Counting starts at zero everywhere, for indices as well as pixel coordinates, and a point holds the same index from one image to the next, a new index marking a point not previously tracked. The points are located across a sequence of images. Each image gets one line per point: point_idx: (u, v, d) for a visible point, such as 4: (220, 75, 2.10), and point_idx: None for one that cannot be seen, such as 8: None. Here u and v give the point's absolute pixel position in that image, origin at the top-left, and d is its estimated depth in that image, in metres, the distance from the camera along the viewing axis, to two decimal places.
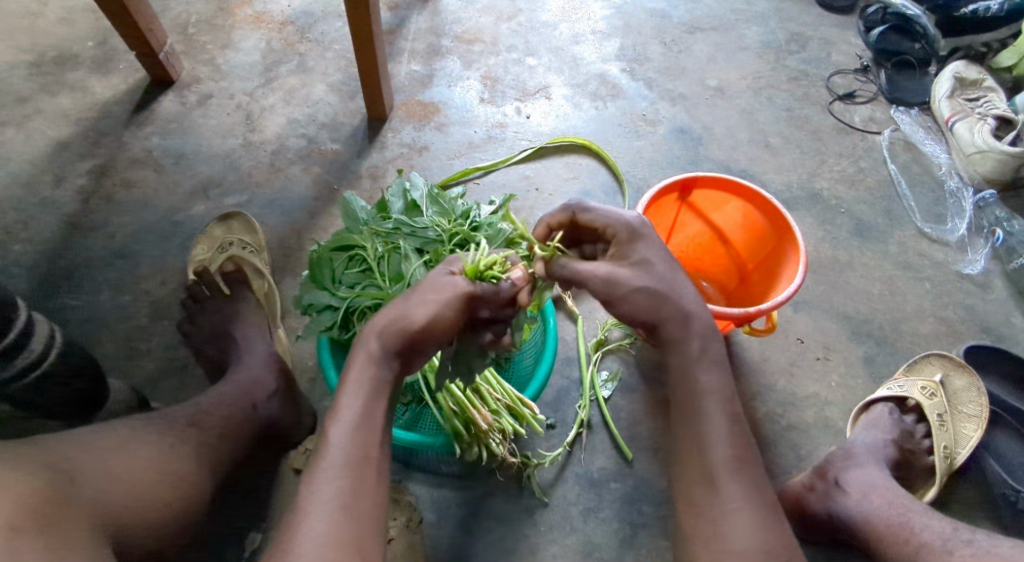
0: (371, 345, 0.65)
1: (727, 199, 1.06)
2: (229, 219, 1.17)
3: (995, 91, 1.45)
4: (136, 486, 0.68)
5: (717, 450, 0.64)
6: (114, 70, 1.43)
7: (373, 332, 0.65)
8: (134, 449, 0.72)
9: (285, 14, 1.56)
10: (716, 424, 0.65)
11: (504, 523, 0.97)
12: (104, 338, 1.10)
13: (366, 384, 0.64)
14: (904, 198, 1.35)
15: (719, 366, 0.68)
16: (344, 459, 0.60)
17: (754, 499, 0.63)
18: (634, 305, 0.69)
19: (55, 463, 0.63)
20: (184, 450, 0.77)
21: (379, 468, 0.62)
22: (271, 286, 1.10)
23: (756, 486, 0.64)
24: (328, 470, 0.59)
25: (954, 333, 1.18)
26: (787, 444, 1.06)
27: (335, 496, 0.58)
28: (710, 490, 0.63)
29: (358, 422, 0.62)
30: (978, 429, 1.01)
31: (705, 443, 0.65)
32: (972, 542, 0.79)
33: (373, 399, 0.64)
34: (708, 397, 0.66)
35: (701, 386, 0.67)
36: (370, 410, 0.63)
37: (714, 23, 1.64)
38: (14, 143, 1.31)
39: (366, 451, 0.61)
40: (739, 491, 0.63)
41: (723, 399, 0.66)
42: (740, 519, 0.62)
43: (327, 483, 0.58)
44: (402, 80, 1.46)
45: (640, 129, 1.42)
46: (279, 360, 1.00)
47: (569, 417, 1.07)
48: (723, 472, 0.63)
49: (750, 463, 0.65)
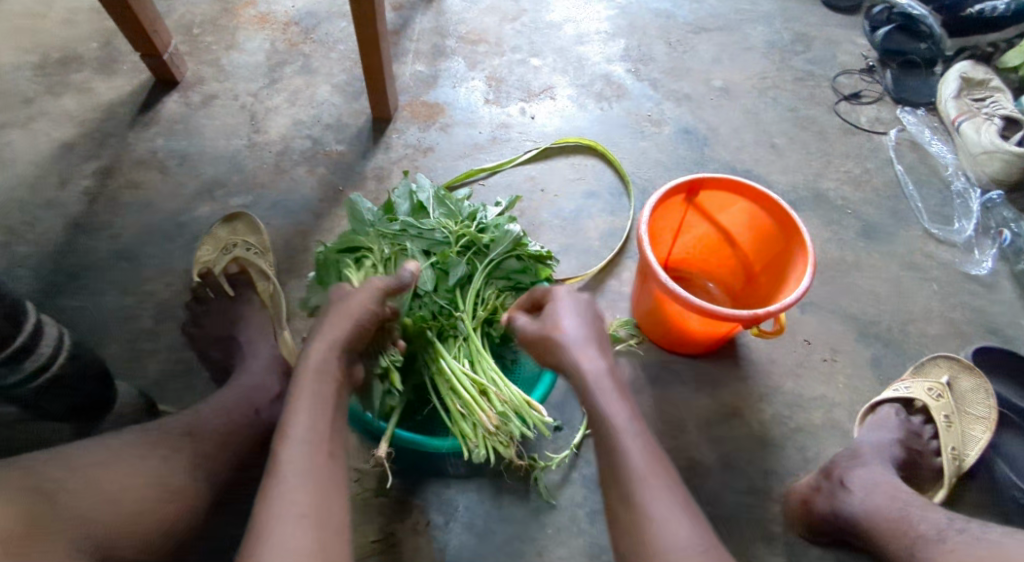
0: (309, 367, 0.72)
1: (733, 200, 1.05)
2: (234, 220, 1.16)
3: (1001, 91, 1.44)
4: (127, 503, 0.68)
5: (632, 465, 0.67)
6: (119, 70, 1.43)
7: (310, 351, 0.74)
8: (125, 461, 0.71)
9: (290, 14, 1.56)
10: (625, 442, 0.68)
11: (511, 525, 0.96)
12: (109, 339, 1.10)
13: (308, 397, 0.69)
14: (910, 199, 1.35)
15: (621, 394, 0.73)
16: (295, 465, 0.63)
17: (676, 506, 0.64)
18: (546, 349, 0.80)
19: (34, 482, 0.63)
20: (179, 462, 0.76)
21: (333, 474, 0.64)
22: (276, 287, 1.11)
23: (678, 495, 0.65)
24: (282, 482, 0.61)
25: (961, 335, 1.18)
26: (794, 445, 1.06)
27: (293, 503, 0.59)
28: (630, 505, 0.65)
29: (305, 434, 0.65)
30: (987, 431, 1.00)
31: (619, 463, 0.68)
32: (965, 531, 0.76)
33: (319, 410, 0.68)
34: (614, 421, 0.70)
35: (606, 412, 0.71)
36: (315, 421, 0.67)
37: (719, 23, 1.64)
38: (19, 144, 1.31)
39: (316, 456, 0.64)
40: (661, 499, 0.65)
41: (630, 421, 0.70)
42: (669, 524, 0.63)
43: (285, 490, 0.60)
44: (407, 81, 1.45)
45: (645, 130, 1.42)
46: (284, 362, 0.99)
47: (576, 418, 1.06)
48: (637, 483, 0.65)
49: (666, 475, 0.67)
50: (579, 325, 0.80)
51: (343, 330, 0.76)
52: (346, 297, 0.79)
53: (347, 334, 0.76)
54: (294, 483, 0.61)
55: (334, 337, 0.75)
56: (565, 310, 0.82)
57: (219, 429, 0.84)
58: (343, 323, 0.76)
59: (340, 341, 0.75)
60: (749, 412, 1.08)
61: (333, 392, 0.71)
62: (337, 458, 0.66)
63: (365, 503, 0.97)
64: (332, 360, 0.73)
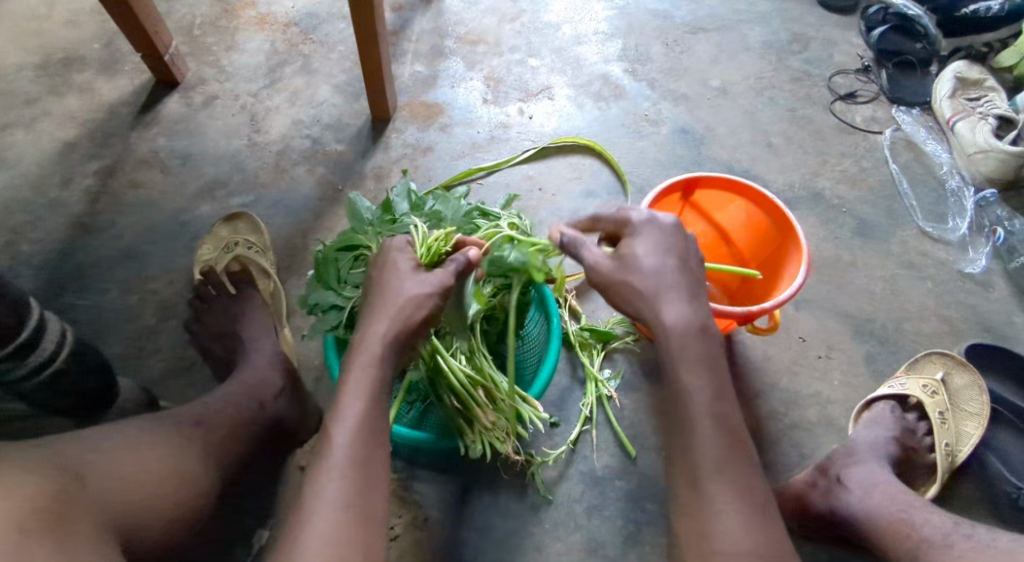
0: (376, 348, 0.70)
1: (730, 199, 1.07)
2: (235, 219, 1.18)
3: (996, 91, 1.45)
4: (146, 486, 0.69)
5: (704, 451, 0.66)
6: (120, 71, 1.44)
7: (369, 330, 0.71)
8: (141, 448, 0.72)
9: (289, 16, 1.57)
10: (701, 423, 0.68)
11: (509, 521, 0.98)
12: (112, 337, 1.11)
13: (362, 385, 0.68)
14: (905, 197, 1.36)
15: (705, 364, 0.70)
16: (343, 454, 0.63)
17: (743, 501, 0.64)
18: (617, 285, 0.76)
19: (61, 462, 0.64)
20: (192, 449, 0.78)
21: (381, 464, 0.65)
22: (277, 285, 1.13)
23: (743, 485, 0.65)
24: (331, 469, 0.62)
25: (955, 333, 1.19)
26: (789, 442, 1.07)
27: (338, 495, 0.60)
28: (697, 492, 0.66)
29: (357, 422, 0.65)
30: (979, 428, 1.02)
31: (691, 446, 0.67)
32: (972, 537, 0.79)
33: (373, 401, 0.67)
34: (693, 397, 0.69)
35: (684, 387, 0.70)
36: (370, 410, 0.67)
37: (716, 24, 1.65)
38: (22, 144, 1.32)
39: (364, 447, 0.64)
40: (726, 493, 0.65)
41: (710, 398, 0.69)
42: (726, 518, 0.63)
43: (332, 480, 0.61)
44: (406, 81, 1.46)
45: (643, 130, 1.43)
46: (285, 358, 1.00)
47: (573, 415, 1.08)
48: (708, 472, 0.65)
49: (738, 463, 0.66)
50: (659, 270, 0.75)
51: (398, 310, 0.72)
52: (410, 280, 0.75)
53: (405, 317, 0.72)
54: (343, 472, 0.62)
55: (396, 319, 0.72)
56: (639, 249, 0.76)
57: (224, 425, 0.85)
58: (409, 305, 0.73)
59: (400, 324, 0.72)
60: (745, 409, 1.09)
61: (388, 377, 0.70)
62: (384, 447, 0.66)
63: None
64: (393, 344, 0.71)
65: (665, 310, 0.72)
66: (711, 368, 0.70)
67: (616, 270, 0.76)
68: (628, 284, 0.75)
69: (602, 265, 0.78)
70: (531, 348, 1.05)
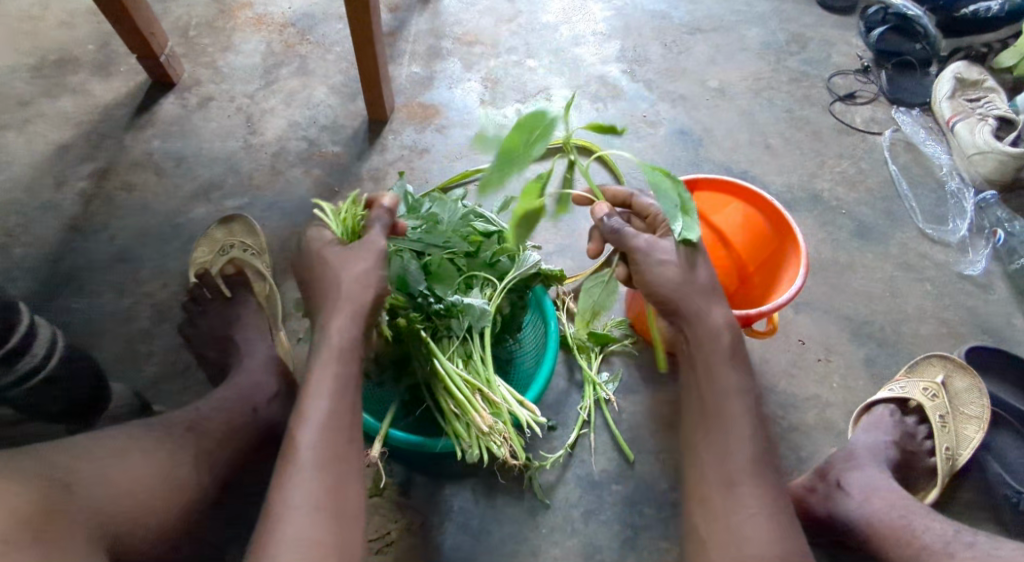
0: (334, 343, 0.69)
1: (728, 202, 1.06)
2: (230, 222, 1.16)
3: (995, 91, 1.45)
4: (134, 493, 0.69)
5: (739, 455, 0.70)
6: (115, 72, 1.44)
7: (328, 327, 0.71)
8: (131, 453, 0.72)
9: (285, 16, 1.56)
10: (740, 426, 0.71)
11: (504, 526, 0.97)
12: (105, 340, 1.11)
13: (325, 382, 0.67)
14: (905, 199, 1.35)
15: (743, 366, 0.74)
16: (310, 453, 0.63)
17: (770, 504, 0.69)
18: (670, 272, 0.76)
19: (47, 471, 0.63)
20: (184, 455, 0.77)
21: (348, 460, 0.64)
22: (272, 288, 1.11)
23: (770, 491, 0.69)
24: (299, 470, 0.62)
25: (955, 335, 1.18)
26: (788, 446, 1.06)
27: (308, 496, 0.60)
28: (730, 494, 0.69)
29: (323, 420, 0.65)
30: (980, 431, 1.01)
31: (728, 448, 0.70)
32: (974, 544, 0.79)
33: (337, 399, 0.67)
34: (733, 400, 0.72)
35: (723, 389, 0.72)
36: (332, 406, 0.66)
37: (714, 24, 1.64)
38: (16, 147, 1.31)
39: (332, 444, 0.64)
40: (756, 497, 0.68)
41: (746, 401, 0.72)
42: (757, 522, 0.67)
43: (301, 481, 0.61)
44: (402, 82, 1.46)
45: (641, 131, 1.42)
46: (279, 362, 1.00)
47: (570, 418, 1.07)
48: (743, 475, 0.69)
49: (765, 465, 0.70)
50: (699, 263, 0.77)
51: (354, 302, 0.72)
52: (351, 264, 0.74)
53: (357, 309, 0.72)
54: (310, 473, 0.62)
55: (354, 310, 0.72)
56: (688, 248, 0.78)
57: (217, 429, 0.84)
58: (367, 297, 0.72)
59: (359, 316, 0.72)
60: None
61: (350, 372, 0.70)
62: (352, 443, 0.66)
63: None
64: (354, 338, 0.71)
65: (710, 303, 0.76)
66: (744, 368, 0.74)
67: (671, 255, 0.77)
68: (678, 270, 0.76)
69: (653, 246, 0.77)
70: (528, 351, 1.05)
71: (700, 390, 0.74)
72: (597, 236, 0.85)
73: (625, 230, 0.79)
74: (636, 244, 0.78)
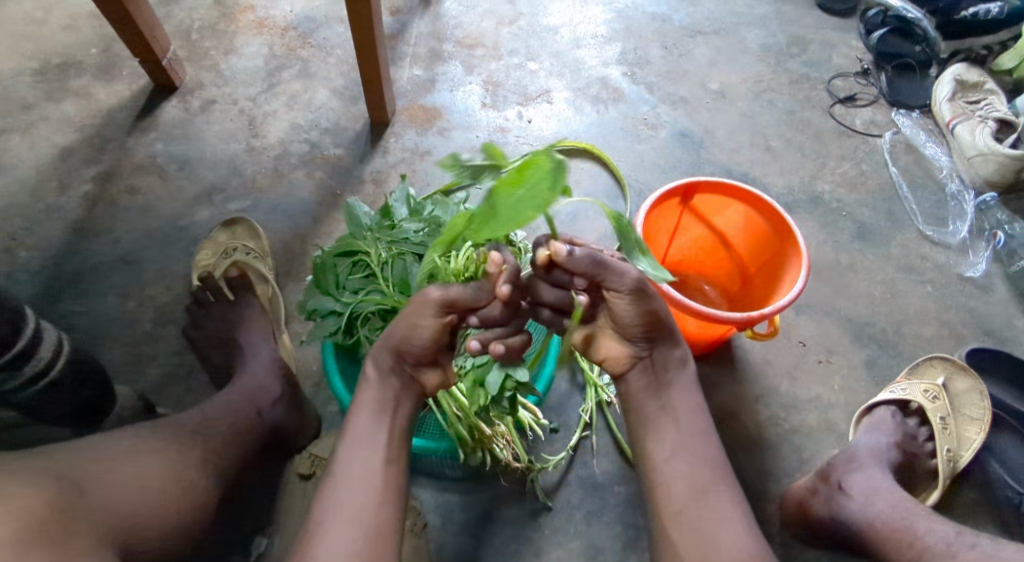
0: (369, 369, 0.73)
1: (729, 204, 1.06)
2: (234, 225, 1.18)
3: (995, 93, 1.45)
4: (145, 496, 0.69)
5: (708, 465, 0.73)
6: (118, 76, 1.44)
7: (368, 359, 0.74)
8: (138, 456, 0.72)
9: (287, 19, 1.56)
10: (704, 438, 0.75)
11: (507, 528, 0.97)
12: (109, 343, 1.11)
13: (367, 402, 0.71)
14: (905, 200, 1.36)
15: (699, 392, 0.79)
16: (350, 471, 0.67)
17: (742, 513, 0.70)
18: (651, 310, 0.73)
19: (59, 471, 0.63)
20: (191, 457, 0.77)
21: (383, 477, 0.68)
22: (275, 291, 1.12)
23: (738, 498, 0.71)
24: (337, 485, 0.66)
25: (956, 337, 1.19)
26: (789, 447, 1.07)
27: (344, 508, 0.64)
28: (702, 501, 0.70)
29: (360, 438, 0.69)
30: (981, 432, 1.01)
31: (697, 457, 0.73)
32: (976, 547, 0.78)
33: (375, 417, 0.71)
34: (694, 415, 0.76)
35: (686, 406, 0.77)
36: (374, 424, 0.71)
37: (715, 27, 1.64)
38: (20, 150, 1.32)
39: (369, 463, 0.68)
40: (729, 502, 0.70)
41: (705, 418, 0.77)
42: (734, 525, 0.68)
43: (338, 494, 0.65)
44: (404, 85, 1.46)
45: (642, 133, 1.43)
46: (282, 365, 1.00)
47: (572, 420, 1.07)
48: (713, 483, 0.71)
49: (731, 479, 0.73)
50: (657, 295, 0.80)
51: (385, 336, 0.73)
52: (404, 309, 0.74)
53: (393, 335, 0.73)
54: (347, 487, 0.66)
55: (392, 345, 0.73)
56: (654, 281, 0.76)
57: (223, 430, 0.85)
58: (401, 329, 0.72)
59: (396, 349, 0.73)
60: (745, 413, 1.09)
61: (397, 393, 0.73)
62: (390, 461, 0.69)
63: None
64: (390, 367, 0.73)
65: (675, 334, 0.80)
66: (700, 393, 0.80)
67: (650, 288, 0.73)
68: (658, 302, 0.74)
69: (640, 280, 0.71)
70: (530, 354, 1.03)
71: (666, 410, 0.77)
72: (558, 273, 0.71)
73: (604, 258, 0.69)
74: (626, 279, 0.70)
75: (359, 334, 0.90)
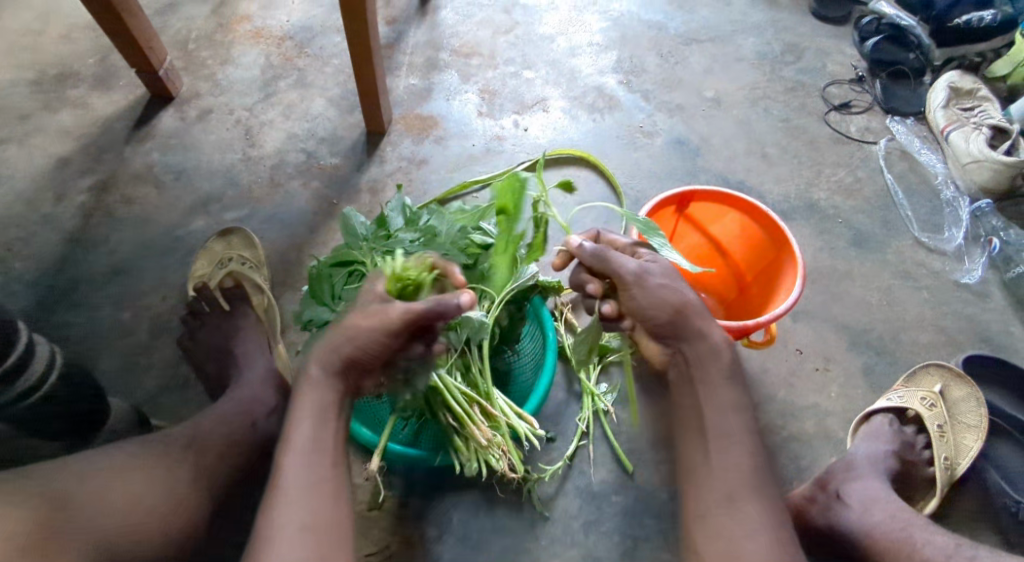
0: (313, 375, 0.70)
1: (725, 211, 1.07)
2: (229, 235, 1.18)
3: (989, 100, 1.46)
4: (135, 513, 0.69)
5: (741, 470, 0.70)
6: (115, 86, 1.44)
7: (311, 364, 0.71)
8: (128, 473, 0.72)
9: (284, 29, 1.57)
10: (739, 440, 0.72)
11: (505, 538, 0.97)
12: (104, 354, 1.11)
13: (310, 409, 0.69)
14: (900, 207, 1.36)
15: (741, 384, 0.75)
16: (298, 480, 0.65)
17: (772, 519, 0.68)
18: (659, 302, 0.74)
19: (46, 491, 0.64)
20: (183, 472, 0.77)
21: (331, 484, 0.66)
22: (271, 301, 1.11)
23: (770, 504, 0.69)
24: (283, 494, 0.64)
25: (953, 344, 1.19)
26: (788, 456, 1.06)
27: (294, 518, 0.62)
28: (731, 510, 0.69)
29: (306, 445, 0.67)
30: (978, 440, 1.01)
31: (728, 462, 0.71)
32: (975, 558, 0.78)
33: (320, 424, 0.68)
34: (730, 414, 0.72)
35: (722, 403, 0.73)
36: (316, 431, 0.68)
37: (710, 35, 1.65)
38: (17, 161, 1.32)
39: (318, 471, 0.66)
40: (757, 512, 0.69)
41: (744, 415, 0.73)
42: (759, 537, 0.67)
43: (285, 503, 0.63)
44: (401, 94, 1.46)
45: (638, 141, 1.43)
46: (278, 376, 0.99)
47: (570, 430, 1.07)
48: (744, 491, 0.69)
49: (765, 483, 0.71)
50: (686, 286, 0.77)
51: (328, 341, 0.70)
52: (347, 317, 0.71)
53: (342, 339, 0.70)
54: (294, 495, 0.64)
55: (335, 349, 0.70)
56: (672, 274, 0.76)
57: (217, 443, 0.84)
58: (345, 337, 0.70)
59: (339, 354, 0.70)
60: None
61: (336, 399, 0.70)
62: (338, 467, 0.68)
63: (358, 517, 0.97)
64: (333, 372, 0.70)
65: (709, 324, 0.75)
66: (742, 383, 0.75)
67: (659, 280, 0.74)
68: (673, 293, 0.74)
69: (642, 273, 0.74)
70: (526, 359, 1.03)
71: (699, 408, 0.74)
72: (584, 271, 0.81)
73: (607, 251, 0.76)
74: (624, 271, 0.75)
75: None
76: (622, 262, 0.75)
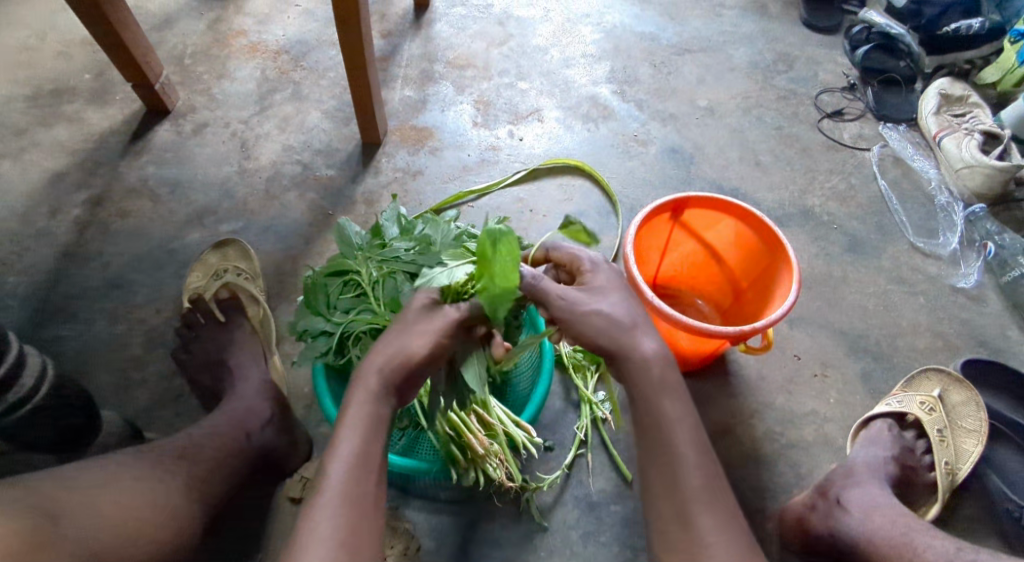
0: (372, 382, 0.68)
1: (719, 218, 1.06)
2: (225, 246, 1.18)
3: (980, 107, 1.47)
4: (125, 524, 0.68)
5: (690, 484, 0.66)
6: (111, 101, 1.45)
7: (369, 369, 0.69)
8: (119, 484, 0.71)
9: (280, 43, 1.58)
10: (685, 452, 0.67)
11: (503, 549, 0.96)
12: (98, 368, 1.10)
13: (362, 417, 0.67)
14: (895, 213, 1.37)
15: (681, 393, 0.70)
16: (343, 489, 0.62)
17: (732, 533, 0.65)
18: (582, 325, 0.72)
19: (35, 501, 0.63)
20: (175, 484, 0.76)
21: (373, 502, 0.64)
22: (266, 311, 1.12)
23: (728, 515, 0.65)
24: (326, 503, 0.61)
25: (950, 348, 1.19)
26: (787, 462, 1.05)
27: (335, 530, 0.60)
28: (688, 528, 0.65)
29: (355, 455, 0.65)
30: (978, 444, 1.00)
31: (679, 478, 0.66)
32: None
33: (371, 433, 0.66)
34: (675, 426, 0.68)
35: (665, 417, 0.69)
36: (366, 442, 0.66)
37: (703, 45, 1.67)
38: (12, 176, 1.32)
39: (363, 485, 0.64)
40: (714, 524, 0.65)
41: (689, 426, 0.69)
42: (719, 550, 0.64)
43: (327, 514, 0.60)
44: (396, 106, 1.47)
45: (632, 149, 1.44)
46: (273, 388, 0.99)
47: (567, 439, 1.06)
48: (697, 504, 0.65)
49: (721, 491, 0.67)
50: (619, 302, 0.74)
51: (393, 346, 0.69)
52: (412, 329, 0.71)
53: (416, 350, 0.70)
54: (337, 506, 0.61)
55: (399, 356, 0.69)
56: (606, 298, 0.74)
57: (211, 455, 0.83)
58: (406, 348, 0.69)
59: (403, 364, 0.69)
60: (742, 430, 1.08)
61: (386, 410, 0.69)
62: (379, 483, 0.66)
63: None
64: (393, 382, 0.69)
65: (639, 337, 0.72)
66: (682, 392, 0.71)
67: (585, 306, 0.72)
68: (600, 315, 0.72)
69: (567, 298, 0.72)
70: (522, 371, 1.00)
71: (644, 424, 0.70)
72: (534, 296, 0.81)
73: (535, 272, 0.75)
74: (551, 294, 0.73)
75: (349, 354, 0.89)
76: (551, 287, 0.73)
